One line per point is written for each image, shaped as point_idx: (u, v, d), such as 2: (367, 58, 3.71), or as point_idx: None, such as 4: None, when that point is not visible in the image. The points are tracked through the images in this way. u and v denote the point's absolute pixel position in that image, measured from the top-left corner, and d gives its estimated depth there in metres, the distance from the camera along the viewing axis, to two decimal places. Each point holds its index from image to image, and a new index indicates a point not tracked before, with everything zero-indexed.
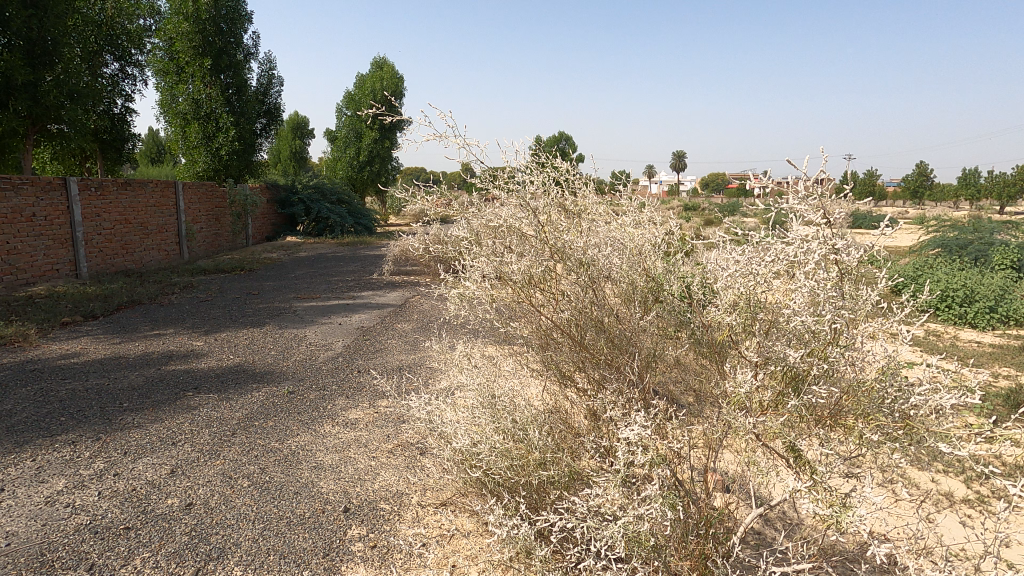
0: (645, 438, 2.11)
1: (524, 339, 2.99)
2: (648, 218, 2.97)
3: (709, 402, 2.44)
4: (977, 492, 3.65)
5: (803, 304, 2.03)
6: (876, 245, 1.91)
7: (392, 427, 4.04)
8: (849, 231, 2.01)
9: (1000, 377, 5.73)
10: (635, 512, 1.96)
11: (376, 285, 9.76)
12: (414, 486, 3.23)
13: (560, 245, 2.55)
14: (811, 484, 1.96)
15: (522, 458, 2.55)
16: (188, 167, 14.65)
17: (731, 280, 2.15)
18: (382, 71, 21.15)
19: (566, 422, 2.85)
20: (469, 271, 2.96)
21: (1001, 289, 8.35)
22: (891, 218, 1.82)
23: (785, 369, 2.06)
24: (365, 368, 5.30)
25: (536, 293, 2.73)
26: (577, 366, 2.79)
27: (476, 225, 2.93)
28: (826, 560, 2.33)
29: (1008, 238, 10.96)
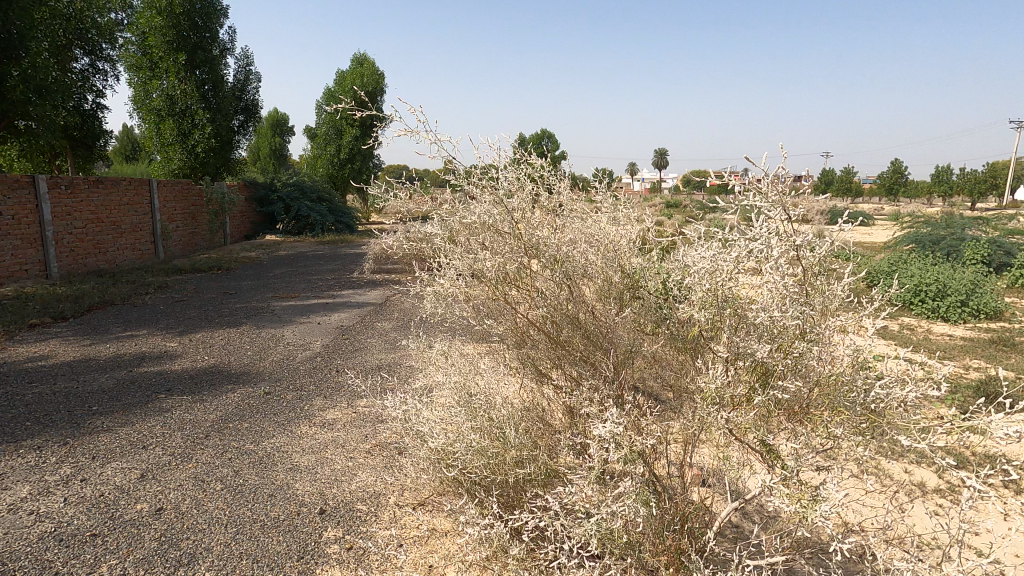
0: (619, 435, 2.11)
1: (500, 337, 2.98)
2: (624, 215, 2.98)
3: (684, 397, 2.45)
4: (947, 482, 3.74)
5: (771, 300, 2.03)
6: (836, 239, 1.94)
7: (371, 427, 4.00)
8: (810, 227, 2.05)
9: (971, 369, 5.87)
10: (609, 509, 1.96)
11: (357, 284, 9.65)
12: (391, 487, 3.20)
13: (535, 241, 2.55)
14: (782, 479, 1.97)
15: (498, 456, 2.53)
16: (163, 165, 14.34)
17: (700, 277, 2.19)
18: (362, 68, 20.89)
19: (543, 420, 2.84)
20: (444, 269, 2.94)
21: (972, 284, 8.55)
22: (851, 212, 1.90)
23: (754, 364, 2.06)
24: (343, 368, 5.24)
25: (511, 291, 2.72)
26: (554, 364, 2.78)
27: (452, 223, 2.91)
28: (799, 554, 2.36)
29: (980, 233, 11.23)
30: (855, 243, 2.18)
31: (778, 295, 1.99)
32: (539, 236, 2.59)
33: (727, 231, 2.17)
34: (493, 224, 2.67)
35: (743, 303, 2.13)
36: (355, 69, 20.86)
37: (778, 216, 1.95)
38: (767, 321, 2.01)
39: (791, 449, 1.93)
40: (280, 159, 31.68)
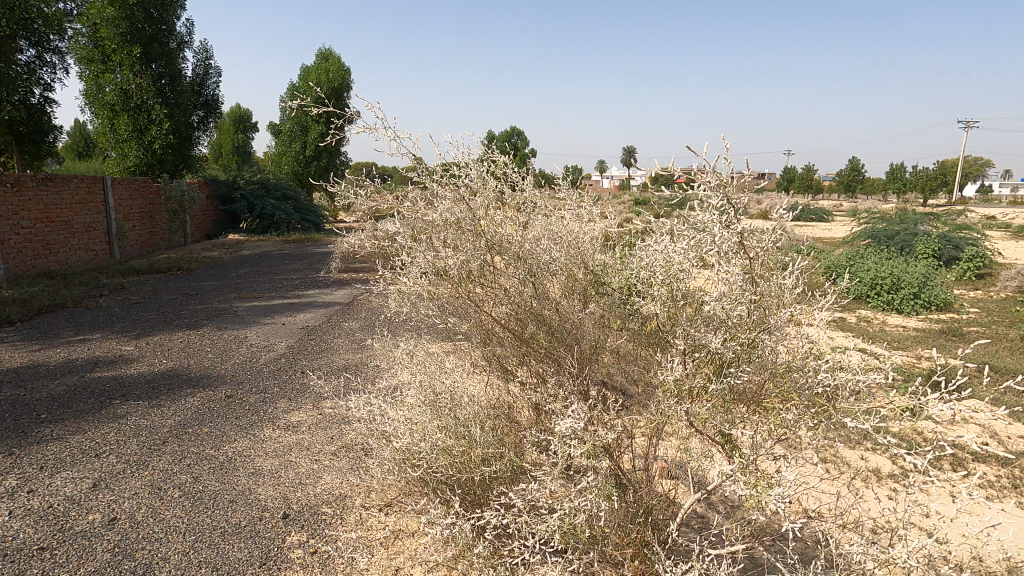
0: (580, 430, 2.14)
1: (465, 335, 2.95)
2: (588, 212, 2.99)
3: (647, 391, 2.49)
4: (900, 467, 3.91)
5: (725, 293, 2.08)
6: (786, 229, 1.99)
7: (337, 428, 3.95)
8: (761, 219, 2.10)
9: (922, 358, 6.14)
10: (571, 504, 1.97)
11: (323, 283, 9.50)
12: (358, 488, 3.16)
13: (497, 238, 2.56)
14: (740, 468, 2.02)
15: (464, 455, 2.52)
16: (117, 161, 13.77)
17: (657, 271, 2.22)
18: (327, 63, 20.49)
19: (509, 416, 2.84)
20: (406, 268, 2.89)
21: (924, 277, 8.93)
22: (794, 203, 1.98)
23: (710, 356, 2.10)
24: (308, 369, 5.15)
25: (475, 288, 2.70)
26: (519, 360, 2.77)
27: (413, 221, 2.87)
28: (760, 542, 2.42)
29: (931, 228, 11.78)
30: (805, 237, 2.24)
31: (730, 286, 2.06)
32: (501, 233, 2.60)
33: (682, 226, 2.22)
34: (456, 221, 2.66)
35: (700, 297, 2.18)
36: (320, 64, 20.44)
37: (727, 209, 2.02)
38: (722, 313, 2.06)
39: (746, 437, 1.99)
40: (243, 157, 30.88)
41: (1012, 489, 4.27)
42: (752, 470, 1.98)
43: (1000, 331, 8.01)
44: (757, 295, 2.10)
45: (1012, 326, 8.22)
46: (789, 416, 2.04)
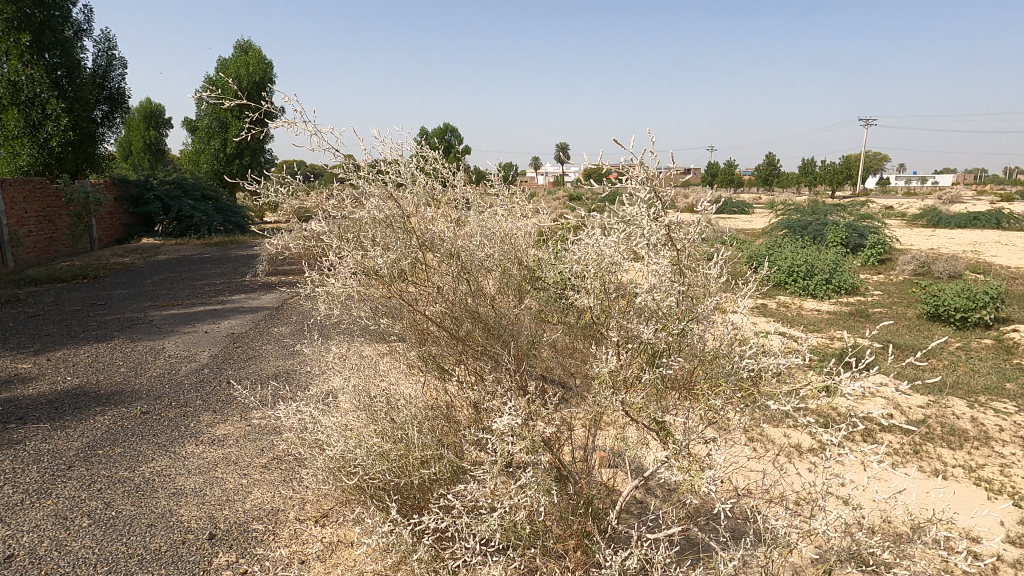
0: (519, 427, 2.13)
1: (399, 336, 2.87)
2: (521, 208, 2.98)
3: (584, 383, 2.52)
4: (817, 441, 4.20)
5: (656, 284, 2.14)
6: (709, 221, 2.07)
7: (267, 439, 3.76)
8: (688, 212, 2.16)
9: (834, 339, 6.62)
10: (510, 502, 1.96)
11: (250, 287, 9.03)
12: (291, 501, 3.02)
13: (429, 236, 2.50)
14: (673, 453, 2.08)
15: (401, 458, 2.45)
16: (6, 160, 12.40)
17: (589, 265, 2.25)
18: (246, 56, 19.46)
19: (447, 416, 2.79)
20: (334, 270, 2.77)
21: (835, 263, 9.62)
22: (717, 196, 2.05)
23: (642, 347, 2.15)
24: (234, 379, 4.87)
25: (408, 287, 2.63)
26: (456, 359, 2.73)
27: (340, 220, 2.74)
28: (695, 523, 2.52)
29: (839, 218, 12.72)
30: (728, 228, 2.33)
31: (658, 277, 2.12)
32: (433, 231, 2.54)
33: (611, 219, 2.25)
34: (385, 220, 2.58)
35: (632, 289, 2.22)
36: (238, 57, 19.38)
37: (654, 201, 2.07)
38: (653, 304, 2.10)
39: (678, 422, 2.06)
40: (157, 155, 28.84)
41: (913, 454, 4.70)
42: (685, 455, 2.05)
43: (899, 311, 8.78)
44: (684, 286, 2.17)
45: (909, 306, 9.03)
46: (718, 402, 2.12)
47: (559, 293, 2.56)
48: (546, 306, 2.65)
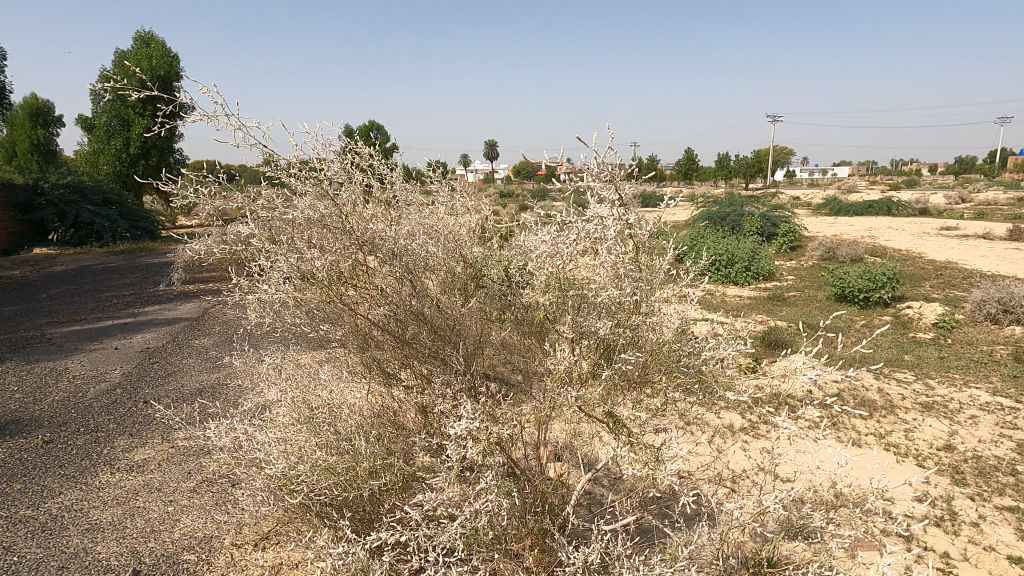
0: (476, 430, 2.08)
1: (339, 342, 2.72)
2: (462, 205, 2.90)
3: (536, 381, 2.51)
4: (749, 421, 4.44)
5: (609, 279, 2.16)
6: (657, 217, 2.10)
7: (194, 460, 3.48)
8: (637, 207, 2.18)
9: (757, 322, 7.02)
10: (472, 508, 1.91)
11: (164, 297, 8.39)
12: (226, 526, 2.80)
13: (369, 236, 2.37)
14: (630, 446, 2.12)
15: (349, 471, 2.33)
16: None
17: (542, 262, 2.23)
18: (148, 48, 18.05)
19: (394, 423, 2.69)
20: (264, 274, 2.57)
21: (753, 251, 10.22)
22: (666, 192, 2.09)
23: (597, 342, 2.17)
24: (153, 397, 4.49)
25: (348, 290, 2.49)
26: (402, 363, 2.62)
27: (270, 220, 2.54)
28: (649, 510, 2.57)
29: (754, 209, 13.53)
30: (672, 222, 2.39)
31: (611, 273, 2.13)
32: (374, 230, 2.42)
33: (562, 216, 2.24)
34: (320, 220, 2.43)
35: (583, 286, 2.24)
36: (139, 50, 17.94)
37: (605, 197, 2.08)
38: (606, 300, 2.12)
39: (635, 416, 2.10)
40: (46, 156, 26.17)
41: (831, 426, 5.07)
42: (645, 450, 2.09)
43: (811, 294, 9.47)
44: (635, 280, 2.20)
45: (819, 289, 9.75)
46: (673, 394, 2.18)
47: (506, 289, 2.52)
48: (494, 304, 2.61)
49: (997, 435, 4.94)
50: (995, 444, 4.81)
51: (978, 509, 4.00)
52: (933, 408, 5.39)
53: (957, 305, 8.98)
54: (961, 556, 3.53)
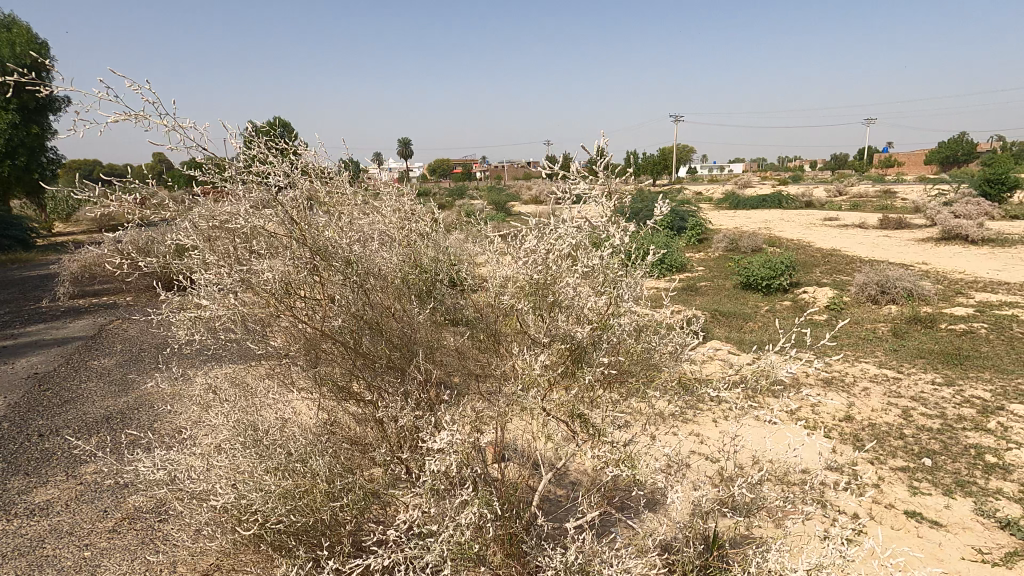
0: (453, 442, 2.06)
1: (283, 357, 2.46)
2: (410, 207, 2.74)
3: (498, 385, 2.54)
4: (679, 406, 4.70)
5: (582, 286, 2.29)
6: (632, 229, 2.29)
7: (110, 496, 3.13)
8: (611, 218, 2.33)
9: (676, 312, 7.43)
10: (456, 524, 1.90)
11: (48, 314, 7.47)
12: (160, 566, 2.56)
13: (322, 243, 2.15)
14: (601, 444, 2.24)
15: (307, 494, 2.19)
16: None
17: (520, 269, 2.31)
18: (9, 33, 15.93)
19: (349, 438, 2.58)
20: (197, 287, 2.35)
21: (667, 245, 10.80)
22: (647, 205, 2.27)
23: (570, 346, 2.28)
24: (50, 428, 3.99)
25: (297, 301, 2.27)
26: (355, 376, 2.44)
27: (201, 223, 2.23)
28: (608, 503, 2.69)
29: (664, 203, 14.27)
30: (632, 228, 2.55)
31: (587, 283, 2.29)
32: (325, 236, 2.19)
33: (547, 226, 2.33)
34: (264, 227, 2.16)
35: (555, 289, 2.27)
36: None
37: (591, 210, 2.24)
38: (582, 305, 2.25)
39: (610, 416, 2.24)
40: None
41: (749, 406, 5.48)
42: (621, 450, 2.27)
43: (720, 283, 10.15)
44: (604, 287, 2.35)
45: (727, 277, 10.48)
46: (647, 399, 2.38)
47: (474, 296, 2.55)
48: (460, 311, 2.62)
49: (886, 403, 5.56)
50: (884, 411, 5.39)
51: (876, 470, 4.47)
52: (832, 383, 5.98)
53: (843, 288, 9.96)
54: (867, 514, 3.92)
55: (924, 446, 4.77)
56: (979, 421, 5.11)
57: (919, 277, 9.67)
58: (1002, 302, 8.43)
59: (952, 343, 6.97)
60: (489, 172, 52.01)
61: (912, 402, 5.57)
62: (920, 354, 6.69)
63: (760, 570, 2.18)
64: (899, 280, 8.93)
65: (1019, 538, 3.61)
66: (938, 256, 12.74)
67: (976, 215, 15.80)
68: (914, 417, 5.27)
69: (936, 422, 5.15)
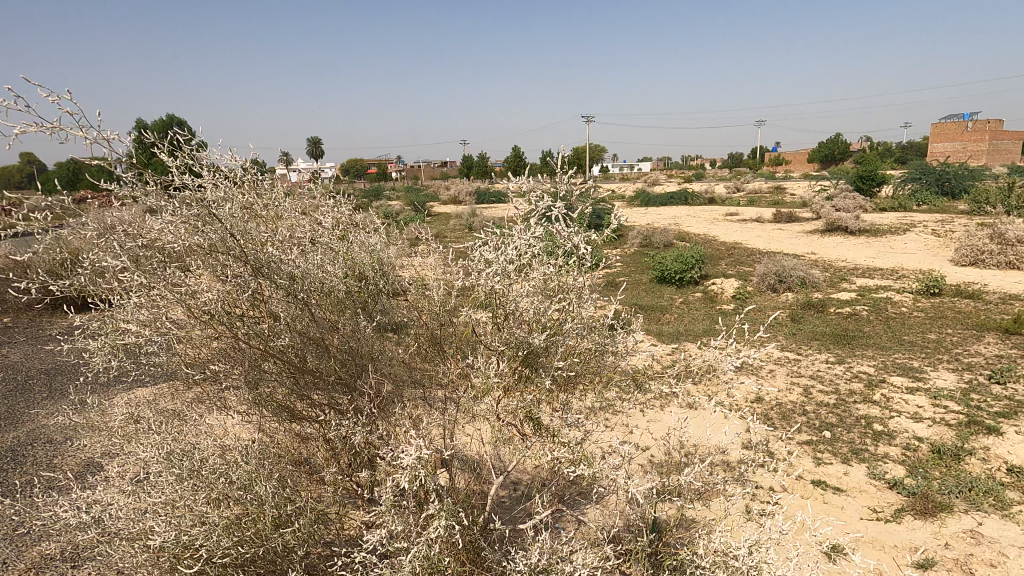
0: (414, 456, 2.04)
1: (219, 381, 2.32)
2: (350, 218, 2.68)
3: (449, 394, 2.55)
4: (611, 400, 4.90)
5: (534, 294, 2.35)
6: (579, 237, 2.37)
7: (9, 546, 2.79)
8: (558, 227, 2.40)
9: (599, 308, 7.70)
10: (423, 538, 1.89)
11: None
12: None
13: (264, 260, 2.05)
14: (558, 445, 2.32)
15: (256, 521, 2.08)
16: None
17: (474, 280, 2.33)
18: None
19: (295, 460, 2.48)
20: (119, 310, 2.16)
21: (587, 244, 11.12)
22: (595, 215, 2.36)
23: (524, 353, 2.33)
24: None
25: (236, 321, 2.15)
26: (301, 395, 2.34)
27: (121, 241, 2.04)
28: (560, 500, 2.77)
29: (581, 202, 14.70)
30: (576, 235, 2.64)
31: (538, 292, 2.34)
32: (268, 253, 2.08)
33: (500, 237, 2.36)
34: (199, 245, 2.01)
35: (509, 296, 2.33)
36: None
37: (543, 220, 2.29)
38: (534, 314, 2.30)
39: (567, 416, 2.31)
40: None
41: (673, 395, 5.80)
42: (578, 449, 2.33)
43: (637, 278, 10.64)
44: (553, 294, 2.42)
45: (643, 272, 10.99)
46: (598, 397, 2.48)
47: (424, 306, 2.53)
48: (409, 322, 2.59)
49: (789, 382, 6.10)
50: (789, 391, 5.91)
51: (787, 446, 4.90)
52: (743, 367, 6.47)
53: (746, 278, 10.78)
54: (782, 487, 4.29)
55: (824, 421, 5.28)
56: (867, 394, 5.74)
57: (809, 266, 10.66)
58: (878, 286, 9.49)
59: (841, 325, 7.76)
60: (404, 172, 51.17)
61: (811, 380, 6.15)
62: (815, 336, 7.39)
63: (705, 551, 2.33)
64: (793, 269, 9.80)
65: (906, 496, 4.09)
66: (824, 246, 14.10)
67: (851, 208, 17.64)
68: (814, 394, 5.81)
69: (833, 397, 5.72)
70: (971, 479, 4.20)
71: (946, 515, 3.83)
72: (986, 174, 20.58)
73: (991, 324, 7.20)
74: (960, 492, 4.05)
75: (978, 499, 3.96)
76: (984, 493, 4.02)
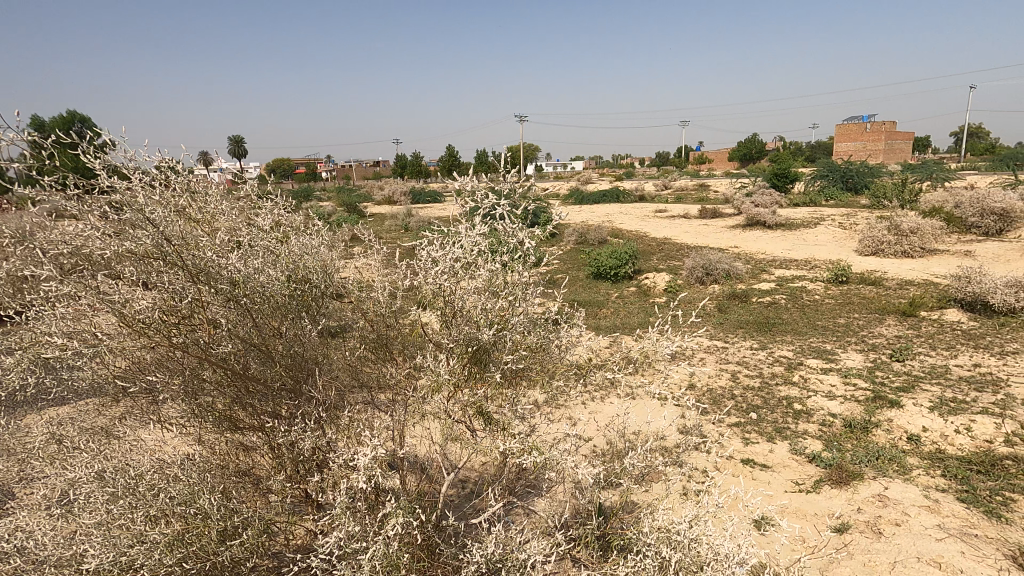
0: (366, 457, 2.04)
1: (154, 393, 2.21)
2: (289, 219, 2.62)
3: (399, 395, 2.55)
4: None
5: (481, 292, 2.39)
6: (522, 235, 2.44)
7: None
8: (502, 225, 2.46)
9: None
10: (378, 537, 1.90)
11: None
12: None
13: (203, 265, 1.99)
14: (508, 438, 2.38)
15: (202, 535, 2.01)
16: None
17: (420, 280, 2.34)
18: None
19: (239, 469, 2.41)
20: (40, 320, 2.03)
21: None
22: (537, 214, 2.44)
23: (473, 350, 2.37)
24: None
25: (172, 329, 2.07)
26: (245, 403, 2.28)
27: (41, 249, 1.92)
28: (510, 493, 2.83)
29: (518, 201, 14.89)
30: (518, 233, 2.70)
31: (485, 289, 2.39)
32: (206, 257, 2.02)
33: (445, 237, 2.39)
34: (130, 251, 1.92)
35: (456, 294, 2.36)
36: None
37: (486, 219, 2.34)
38: (481, 312, 2.34)
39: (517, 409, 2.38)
40: None
41: None
42: (527, 440, 2.40)
43: (574, 274, 10.91)
44: (500, 291, 2.47)
45: (580, 269, 11.29)
46: (544, 389, 2.56)
47: (371, 307, 2.52)
48: (354, 324, 2.56)
49: (719, 369, 6.48)
50: (719, 377, 6.27)
51: (718, 428, 5.21)
52: (676, 356, 6.80)
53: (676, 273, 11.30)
54: (715, 466, 4.57)
55: (751, 403, 5.66)
56: (787, 376, 6.19)
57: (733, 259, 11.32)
58: (794, 276, 10.23)
59: (762, 313, 8.31)
60: (336, 172, 49.77)
61: (738, 366, 6.56)
62: (740, 324, 7.88)
63: (649, 529, 2.47)
64: (719, 262, 10.38)
65: (824, 467, 4.47)
66: (745, 240, 15.02)
67: (769, 204, 18.84)
68: (741, 379, 6.21)
69: (758, 381, 6.13)
70: (877, 449, 4.64)
71: (858, 482, 4.21)
72: (883, 171, 22.53)
73: (891, 308, 7.93)
74: (869, 461, 4.46)
75: (884, 466, 4.38)
76: (889, 460, 4.46)
